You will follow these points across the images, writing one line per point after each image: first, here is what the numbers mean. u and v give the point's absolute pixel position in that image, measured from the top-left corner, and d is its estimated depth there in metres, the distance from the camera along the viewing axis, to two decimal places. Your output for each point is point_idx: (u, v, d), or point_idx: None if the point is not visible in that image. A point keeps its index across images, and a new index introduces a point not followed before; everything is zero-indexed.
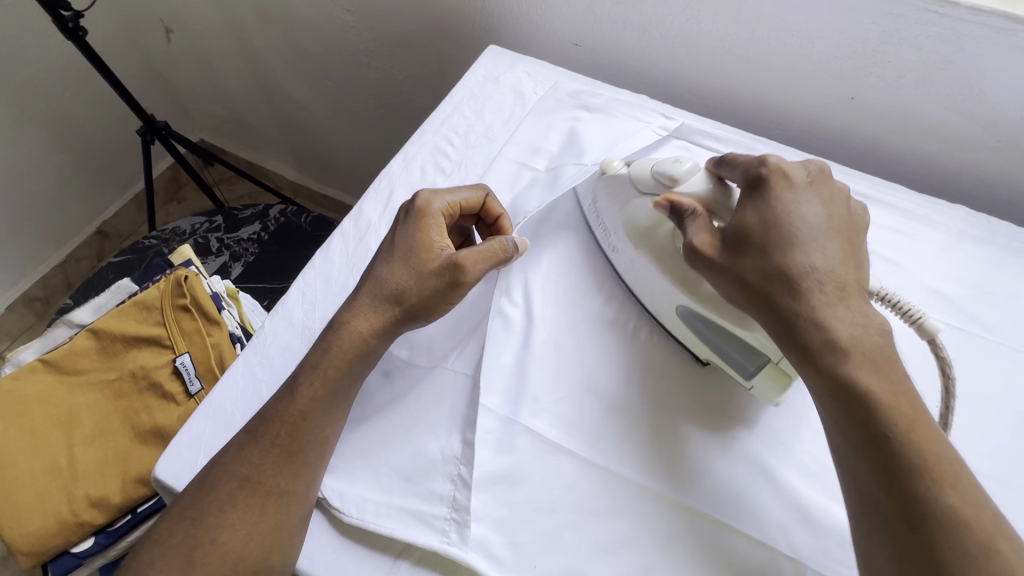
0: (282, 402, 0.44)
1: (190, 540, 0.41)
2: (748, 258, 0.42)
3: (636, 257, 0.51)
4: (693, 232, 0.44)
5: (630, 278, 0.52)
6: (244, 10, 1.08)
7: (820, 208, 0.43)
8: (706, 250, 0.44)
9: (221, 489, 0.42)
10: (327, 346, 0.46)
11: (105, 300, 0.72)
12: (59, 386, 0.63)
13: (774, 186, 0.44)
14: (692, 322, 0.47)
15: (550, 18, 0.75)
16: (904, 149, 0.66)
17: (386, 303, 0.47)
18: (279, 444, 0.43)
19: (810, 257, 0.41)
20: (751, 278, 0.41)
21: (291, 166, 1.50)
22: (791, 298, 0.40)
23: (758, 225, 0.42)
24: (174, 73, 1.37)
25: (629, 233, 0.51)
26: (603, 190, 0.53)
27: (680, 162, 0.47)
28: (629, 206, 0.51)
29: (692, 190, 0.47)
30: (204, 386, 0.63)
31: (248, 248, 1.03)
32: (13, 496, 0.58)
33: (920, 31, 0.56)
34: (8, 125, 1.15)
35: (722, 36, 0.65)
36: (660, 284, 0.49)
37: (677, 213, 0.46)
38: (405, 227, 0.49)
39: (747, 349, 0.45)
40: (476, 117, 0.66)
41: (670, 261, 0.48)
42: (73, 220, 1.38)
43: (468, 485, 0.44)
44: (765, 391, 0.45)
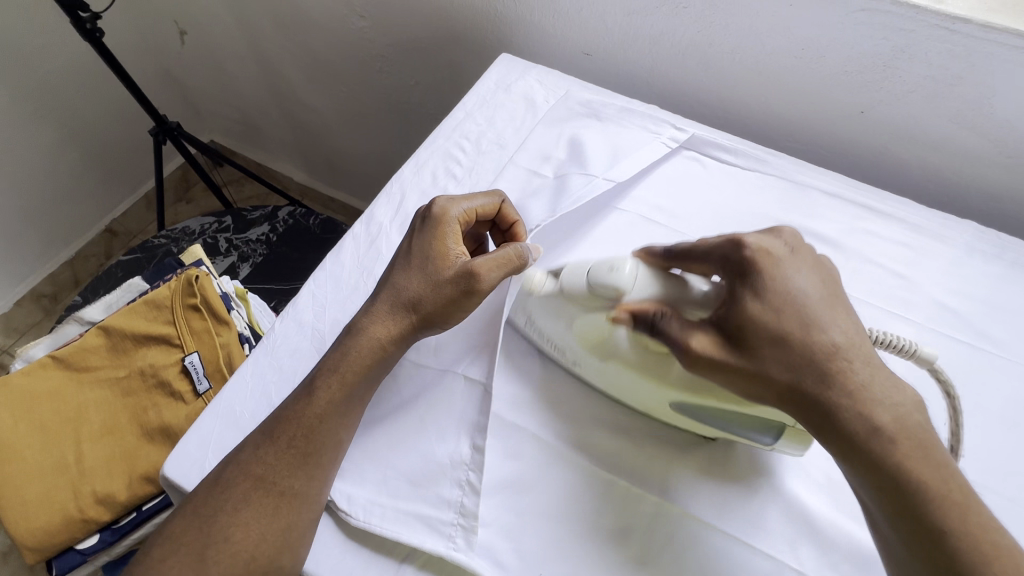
0: (299, 403, 0.45)
1: (202, 538, 0.41)
2: (765, 351, 0.39)
3: (604, 368, 0.47)
4: (688, 335, 0.41)
5: (603, 385, 0.48)
6: (259, 13, 1.09)
7: (815, 277, 0.41)
8: (714, 354, 0.40)
9: (235, 488, 0.42)
10: (344, 351, 0.46)
11: (116, 298, 0.72)
12: (68, 382, 0.64)
13: (764, 268, 0.41)
14: (691, 410, 0.44)
15: (562, 27, 0.76)
16: (913, 163, 0.66)
17: (402, 310, 0.47)
18: (295, 445, 0.43)
19: (828, 334, 0.39)
20: (779, 375, 0.38)
21: (300, 168, 1.51)
22: (827, 390, 0.37)
23: (767, 314, 0.39)
24: (187, 75, 1.39)
25: (585, 348, 0.47)
26: (540, 310, 0.49)
27: (617, 270, 0.44)
28: (577, 322, 0.47)
29: (642, 295, 0.44)
30: (212, 385, 0.63)
31: (256, 249, 1.04)
32: (22, 490, 0.59)
33: (931, 47, 0.56)
34: (21, 122, 1.16)
35: (733, 48, 0.66)
36: (642, 387, 0.45)
37: (644, 321, 0.43)
38: (421, 235, 0.50)
39: (758, 422, 0.43)
40: (487, 124, 0.67)
41: (642, 367, 0.44)
42: (82, 218, 1.39)
43: (476, 491, 0.44)
44: (787, 447, 0.44)
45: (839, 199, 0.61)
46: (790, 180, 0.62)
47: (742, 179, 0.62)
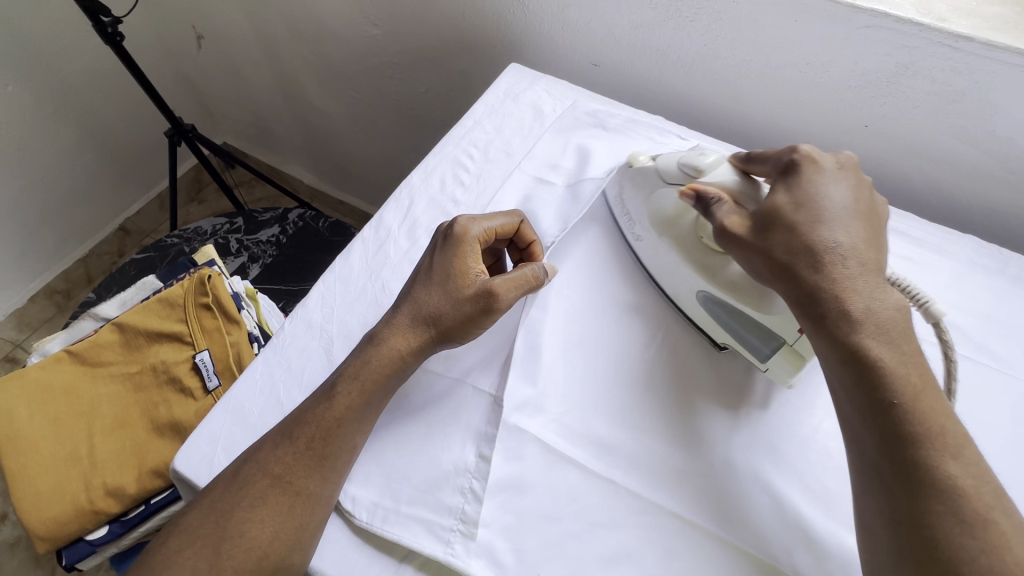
0: (320, 406, 0.46)
1: (217, 530, 0.42)
2: (775, 234, 0.44)
3: (658, 245, 0.53)
4: (724, 214, 0.46)
5: (652, 264, 0.55)
6: (275, 20, 1.12)
7: (847, 191, 0.45)
8: (737, 231, 0.45)
9: (252, 486, 0.43)
10: (365, 360, 0.48)
11: (131, 295, 0.74)
12: (83, 377, 0.65)
13: (804, 171, 0.46)
14: (710, 304, 0.50)
15: (571, 38, 0.77)
16: (917, 178, 0.67)
17: (423, 324, 0.49)
18: (313, 447, 0.45)
19: (834, 233, 0.43)
20: (779, 255, 0.43)
21: (310, 171, 1.53)
22: (814, 273, 0.42)
23: (790, 205, 0.44)
24: (202, 78, 1.42)
25: (652, 221, 0.54)
26: (629, 183, 0.56)
27: (704, 155, 0.48)
28: (655, 196, 0.53)
29: (716, 181, 0.48)
30: (221, 382, 0.64)
31: (266, 250, 1.05)
32: (36, 481, 0.61)
33: (934, 63, 0.57)
34: (42, 123, 1.19)
35: (739, 62, 0.67)
36: (681, 270, 0.52)
37: (702, 202, 0.47)
38: (443, 253, 0.51)
39: (764, 333, 0.49)
40: (495, 132, 0.68)
41: (690, 248, 0.51)
42: (97, 216, 1.42)
43: (478, 498, 0.45)
44: (779, 371, 0.49)
45: None
46: None
47: None
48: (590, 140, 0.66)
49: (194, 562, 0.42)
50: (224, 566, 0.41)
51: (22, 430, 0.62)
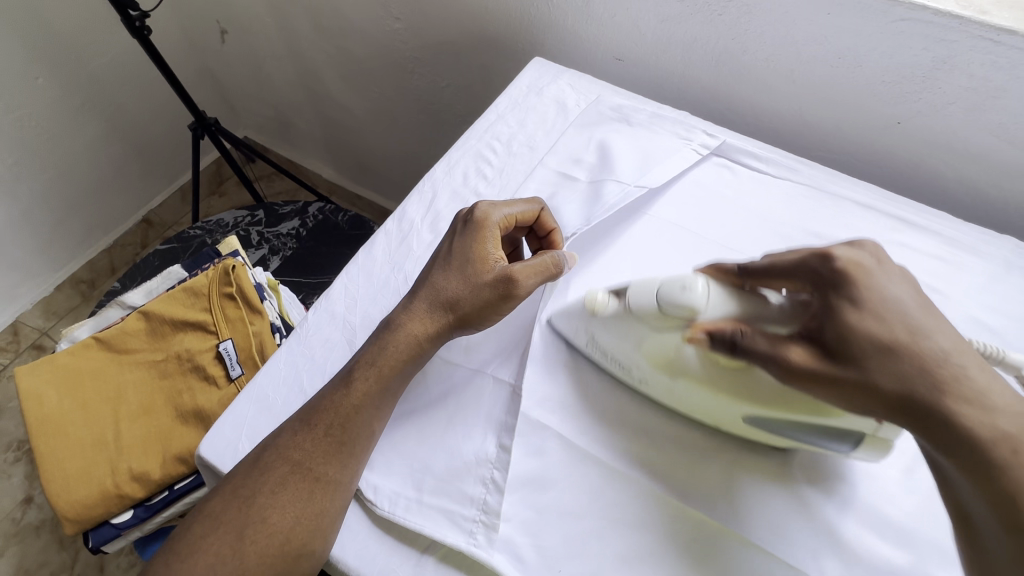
0: (339, 392, 0.46)
1: (239, 516, 0.43)
2: (872, 360, 0.37)
3: (672, 384, 0.45)
4: (784, 350, 0.39)
5: (671, 400, 0.47)
6: (297, 14, 1.12)
7: (909, 287, 0.40)
8: (814, 368, 0.38)
9: (273, 471, 0.44)
10: (383, 345, 0.48)
11: (156, 284, 0.75)
12: (109, 364, 0.66)
13: (853, 280, 0.40)
14: (764, 422, 0.43)
15: (595, 32, 0.77)
16: (950, 177, 0.65)
17: (440, 308, 0.49)
18: (332, 433, 0.45)
19: (937, 342, 0.37)
20: (891, 387, 0.36)
21: (329, 165, 1.54)
22: (947, 398, 0.35)
23: (867, 320, 0.38)
24: (225, 72, 1.43)
25: (651, 366, 0.45)
26: (602, 328, 0.47)
27: (692, 288, 0.42)
28: (647, 342, 0.45)
29: (717, 314, 0.43)
30: (244, 372, 0.65)
31: (286, 243, 1.06)
32: (64, 464, 0.62)
33: (973, 58, 0.55)
34: (70, 115, 1.22)
35: (768, 57, 0.66)
36: (713, 402, 0.44)
37: (722, 340, 0.41)
38: (462, 239, 0.51)
39: (836, 432, 0.41)
40: (518, 126, 0.67)
41: (715, 385, 0.43)
42: (121, 208, 1.44)
43: (500, 489, 0.45)
44: (868, 454, 0.42)
45: (872, 210, 0.60)
46: (823, 190, 0.62)
47: (773, 187, 0.62)
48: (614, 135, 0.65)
49: (218, 548, 0.42)
50: (248, 550, 0.42)
51: (51, 412, 0.64)
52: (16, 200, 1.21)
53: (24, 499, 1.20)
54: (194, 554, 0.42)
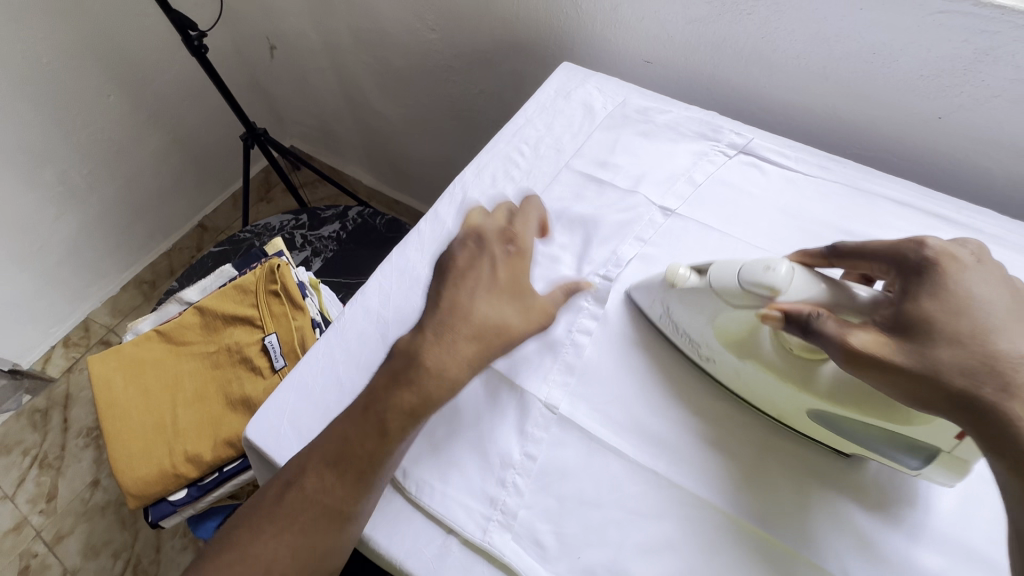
0: (365, 436, 0.44)
1: (265, 551, 0.43)
2: (939, 349, 0.36)
3: (740, 365, 0.47)
4: (850, 333, 0.37)
5: (733, 382, 0.48)
6: (340, 28, 1.18)
7: (1003, 290, 0.38)
8: (877, 353, 0.37)
9: (300, 510, 0.44)
10: (416, 387, 0.43)
11: (210, 282, 0.81)
12: (168, 354, 0.72)
13: (942, 269, 0.39)
14: (830, 420, 0.43)
15: (623, 36, 0.78)
16: (998, 172, 0.63)
17: (478, 333, 0.45)
18: (362, 477, 0.44)
19: (1014, 345, 0.35)
20: (955, 380, 0.35)
21: (369, 172, 1.61)
22: (1007, 396, 0.33)
23: (939, 314, 0.37)
24: (274, 85, 1.52)
25: (724, 343, 0.47)
26: (677, 301, 0.49)
27: (775, 269, 0.42)
28: (720, 318, 0.47)
29: (798, 297, 0.42)
30: (287, 363, 0.69)
31: (327, 245, 1.12)
32: (128, 444, 0.68)
33: (1019, 48, 0.53)
34: (135, 128, 1.32)
35: (799, 53, 0.65)
36: (779, 392, 0.45)
37: (796, 322, 0.39)
38: (503, 263, 0.48)
39: (904, 444, 0.41)
40: (546, 129, 0.69)
41: (788, 372, 0.44)
42: (179, 214, 1.55)
43: (519, 490, 0.47)
44: (938, 474, 0.42)
45: (909, 208, 0.58)
46: (857, 187, 0.60)
47: (804, 185, 0.61)
48: (638, 136, 0.66)
49: None
50: None
51: (118, 397, 0.70)
52: (88, 207, 1.32)
53: (92, 481, 1.31)
54: None
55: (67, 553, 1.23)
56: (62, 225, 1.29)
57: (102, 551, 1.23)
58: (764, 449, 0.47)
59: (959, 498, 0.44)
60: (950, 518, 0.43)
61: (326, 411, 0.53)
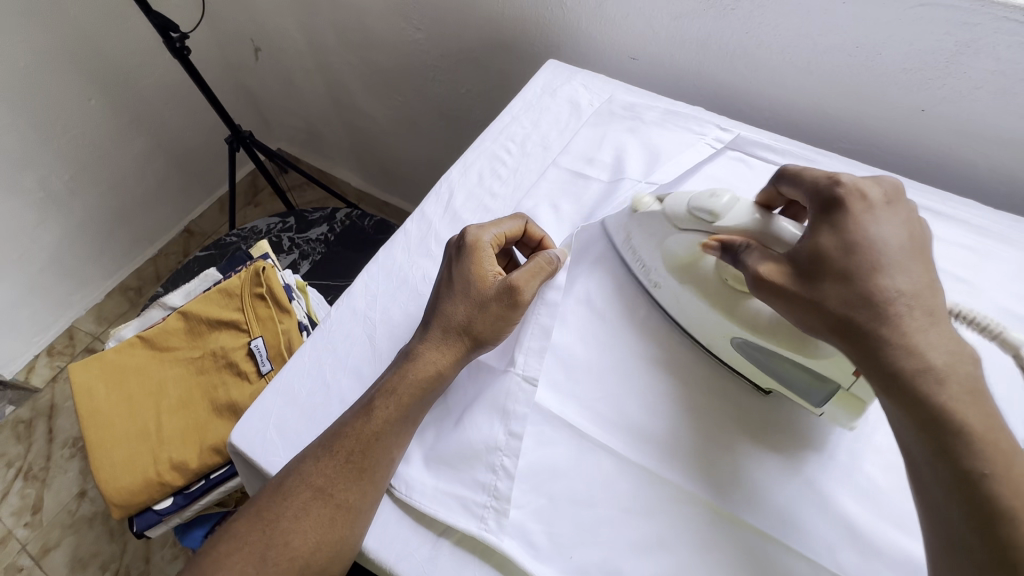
0: (358, 420, 0.47)
1: (260, 539, 0.44)
2: (828, 285, 0.38)
3: (680, 290, 0.50)
4: (758, 262, 0.42)
5: (676, 310, 0.52)
6: (325, 28, 1.17)
7: (899, 227, 0.39)
8: (776, 281, 0.41)
9: (295, 496, 0.45)
10: (399, 373, 0.48)
11: (194, 286, 0.79)
12: (151, 360, 0.71)
13: (849, 207, 0.40)
14: (748, 349, 0.47)
15: (609, 33, 0.78)
16: (982, 164, 0.63)
17: (455, 335, 0.49)
18: (353, 460, 0.45)
19: (893, 280, 0.37)
20: (834, 310, 0.38)
21: (357, 174, 1.60)
22: (878, 324, 0.36)
23: (835, 248, 0.39)
24: (259, 87, 1.50)
25: (669, 268, 0.51)
26: (637, 227, 0.53)
27: (718, 197, 0.47)
28: (667, 242, 0.51)
29: (732, 224, 0.46)
30: (274, 367, 0.68)
31: (315, 247, 1.11)
32: (111, 453, 0.67)
33: (998, 40, 0.54)
34: (117, 132, 1.30)
35: (783, 48, 0.65)
36: (710, 317, 0.48)
37: (728, 252, 0.45)
38: (460, 265, 0.51)
39: (812, 379, 0.44)
40: (533, 127, 0.69)
41: (716, 298, 0.48)
42: (164, 219, 1.53)
43: (510, 475, 0.46)
44: (835, 415, 0.45)
45: None
46: None
47: None
48: (626, 132, 0.66)
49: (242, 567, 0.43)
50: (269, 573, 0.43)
51: (99, 405, 0.68)
52: (70, 213, 1.30)
53: (78, 492, 1.28)
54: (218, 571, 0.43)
55: (53, 566, 1.20)
56: (44, 232, 1.27)
57: (90, 564, 1.21)
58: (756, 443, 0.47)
59: None
60: None
61: (313, 415, 0.52)
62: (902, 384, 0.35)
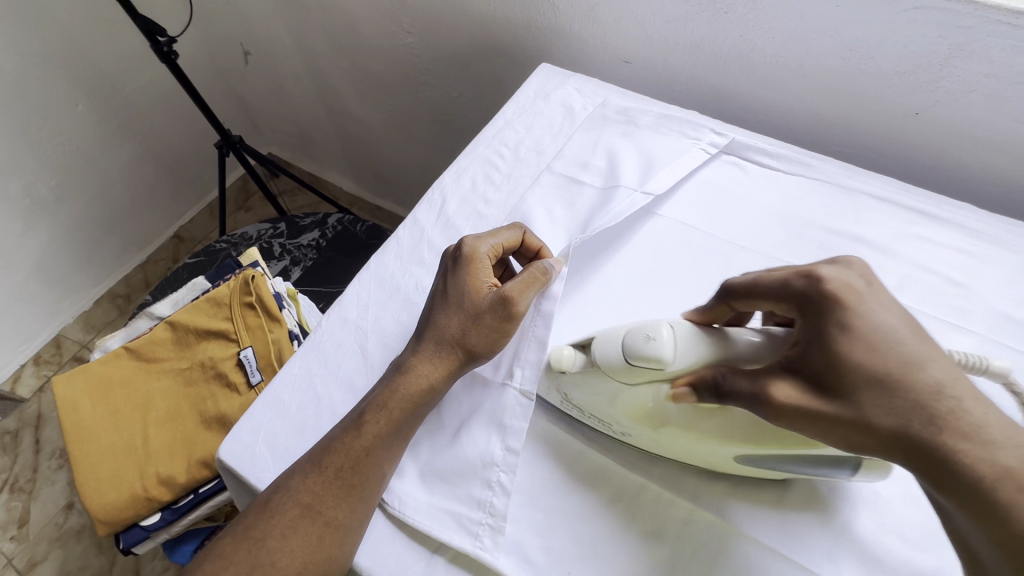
0: (348, 435, 0.45)
1: (247, 559, 0.42)
2: (866, 395, 0.34)
3: (654, 435, 0.44)
4: (769, 389, 0.36)
5: (658, 447, 0.45)
6: (316, 32, 1.16)
7: (898, 308, 0.37)
8: (801, 404, 0.35)
9: (283, 513, 0.43)
10: (390, 387, 0.47)
11: (181, 295, 0.78)
12: (138, 372, 0.69)
13: (840, 301, 0.37)
14: (756, 460, 0.42)
15: (601, 36, 0.77)
16: (977, 167, 0.63)
17: (448, 348, 0.48)
18: (342, 477, 0.44)
19: (929, 371, 0.34)
20: (883, 423, 0.34)
21: (349, 178, 1.59)
22: (938, 431, 0.32)
23: (857, 352, 0.35)
24: (249, 91, 1.48)
25: (630, 419, 0.44)
26: (570, 383, 0.46)
27: (654, 341, 0.40)
28: (619, 394, 0.43)
29: (688, 362, 0.40)
30: (264, 378, 0.67)
31: (307, 254, 1.10)
32: (97, 468, 0.65)
33: (991, 44, 0.53)
34: (104, 138, 1.28)
35: (777, 52, 0.65)
36: (705, 449, 0.42)
37: (708, 388, 0.39)
38: (456, 276, 0.50)
39: (835, 461, 0.40)
40: (526, 131, 0.68)
41: (700, 432, 0.41)
42: (154, 225, 1.51)
43: (506, 491, 0.45)
44: (869, 475, 0.42)
45: (890, 204, 0.58)
46: (838, 184, 0.60)
47: (786, 183, 0.61)
48: (620, 137, 0.65)
49: None
50: None
51: (83, 418, 0.67)
52: (57, 220, 1.28)
53: (66, 504, 1.26)
54: None
55: None
56: (30, 240, 1.24)
57: None
58: None
59: None
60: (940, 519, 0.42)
61: (303, 428, 0.51)
62: (983, 496, 0.31)
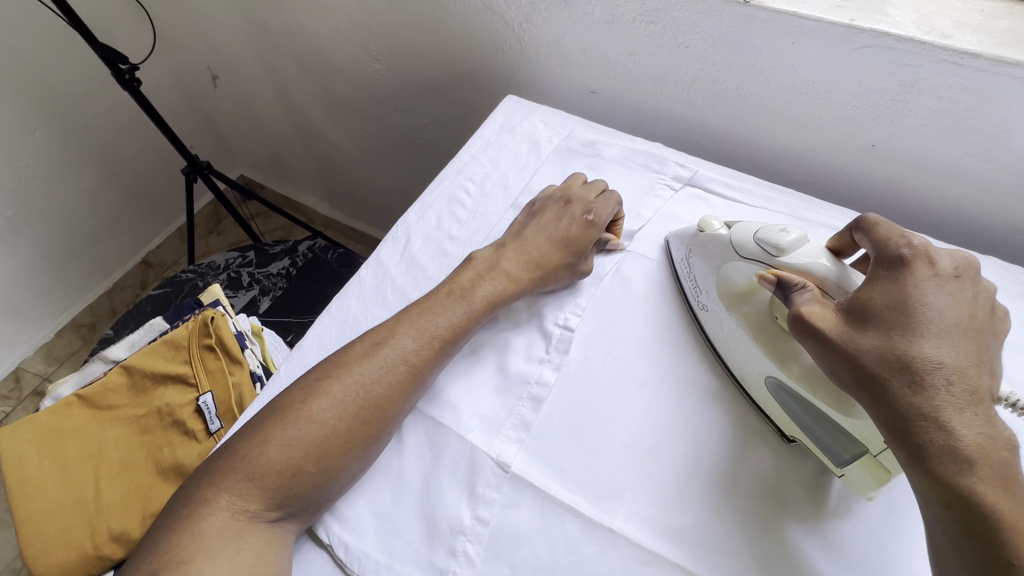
0: (456, 306, 0.52)
1: (355, 398, 0.46)
2: (868, 336, 0.37)
3: (726, 320, 0.50)
4: (803, 303, 0.40)
5: (718, 337, 0.51)
6: (285, 58, 1.15)
7: (960, 303, 0.38)
8: (820, 323, 0.39)
9: (392, 366, 0.48)
10: (491, 273, 0.54)
11: (138, 336, 0.75)
12: (91, 421, 0.66)
13: (912, 267, 0.39)
14: (784, 395, 0.45)
15: (567, 68, 0.78)
16: (933, 196, 0.64)
17: (536, 263, 0.55)
18: (446, 339, 0.51)
19: (938, 349, 0.35)
20: (868, 363, 0.36)
21: (323, 201, 1.57)
22: (911, 391, 0.34)
23: (891, 304, 0.38)
24: (219, 115, 1.46)
25: (720, 294, 0.50)
26: (698, 250, 0.52)
27: (786, 233, 0.44)
28: (725, 269, 0.49)
29: (799, 265, 0.43)
30: (223, 425, 0.64)
31: (276, 283, 1.07)
32: (43, 527, 0.62)
33: (940, 81, 0.55)
34: (67, 165, 1.25)
35: (736, 86, 0.66)
36: (751, 352, 0.48)
37: (782, 289, 0.43)
38: (572, 221, 0.58)
39: (843, 437, 0.42)
40: (491, 165, 0.68)
41: (761, 331, 0.47)
42: (120, 252, 1.47)
43: (470, 561, 0.44)
44: (859, 480, 0.43)
45: None
46: (801, 216, 0.60)
47: (750, 215, 0.61)
48: (586, 171, 0.66)
49: (331, 420, 0.45)
50: (356, 429, 0.46)
51: (31, 474, 0.63)
52: (16, 251, 1.23)
53: None
54: (309, 419, 0.45)
55: None
56: None
57: None
58: (724, 499, 0.45)
59: (917, 537, 0.43)
60: (908, 560, 0.42)
61: None
62: (929, 455, 0.33)
